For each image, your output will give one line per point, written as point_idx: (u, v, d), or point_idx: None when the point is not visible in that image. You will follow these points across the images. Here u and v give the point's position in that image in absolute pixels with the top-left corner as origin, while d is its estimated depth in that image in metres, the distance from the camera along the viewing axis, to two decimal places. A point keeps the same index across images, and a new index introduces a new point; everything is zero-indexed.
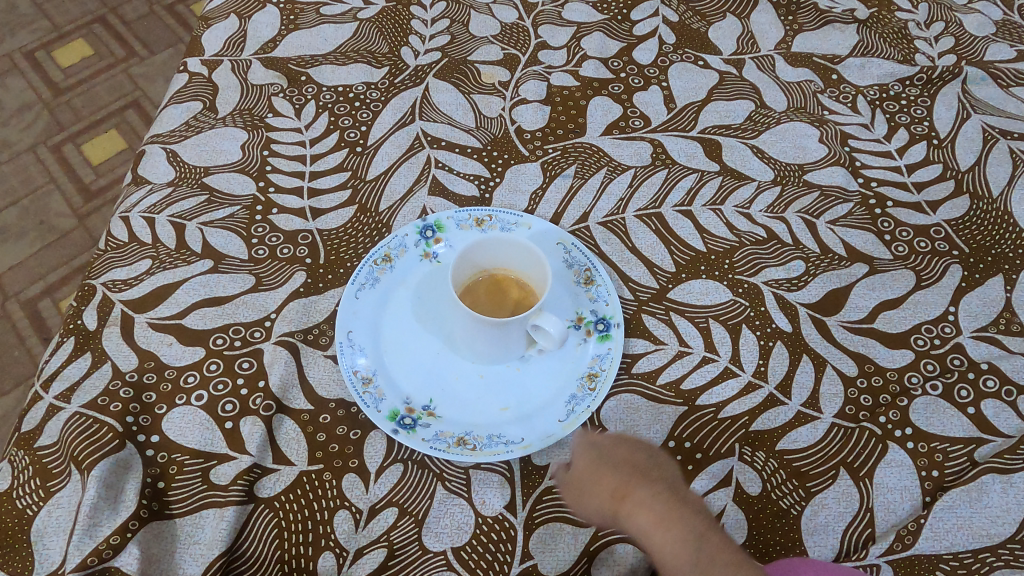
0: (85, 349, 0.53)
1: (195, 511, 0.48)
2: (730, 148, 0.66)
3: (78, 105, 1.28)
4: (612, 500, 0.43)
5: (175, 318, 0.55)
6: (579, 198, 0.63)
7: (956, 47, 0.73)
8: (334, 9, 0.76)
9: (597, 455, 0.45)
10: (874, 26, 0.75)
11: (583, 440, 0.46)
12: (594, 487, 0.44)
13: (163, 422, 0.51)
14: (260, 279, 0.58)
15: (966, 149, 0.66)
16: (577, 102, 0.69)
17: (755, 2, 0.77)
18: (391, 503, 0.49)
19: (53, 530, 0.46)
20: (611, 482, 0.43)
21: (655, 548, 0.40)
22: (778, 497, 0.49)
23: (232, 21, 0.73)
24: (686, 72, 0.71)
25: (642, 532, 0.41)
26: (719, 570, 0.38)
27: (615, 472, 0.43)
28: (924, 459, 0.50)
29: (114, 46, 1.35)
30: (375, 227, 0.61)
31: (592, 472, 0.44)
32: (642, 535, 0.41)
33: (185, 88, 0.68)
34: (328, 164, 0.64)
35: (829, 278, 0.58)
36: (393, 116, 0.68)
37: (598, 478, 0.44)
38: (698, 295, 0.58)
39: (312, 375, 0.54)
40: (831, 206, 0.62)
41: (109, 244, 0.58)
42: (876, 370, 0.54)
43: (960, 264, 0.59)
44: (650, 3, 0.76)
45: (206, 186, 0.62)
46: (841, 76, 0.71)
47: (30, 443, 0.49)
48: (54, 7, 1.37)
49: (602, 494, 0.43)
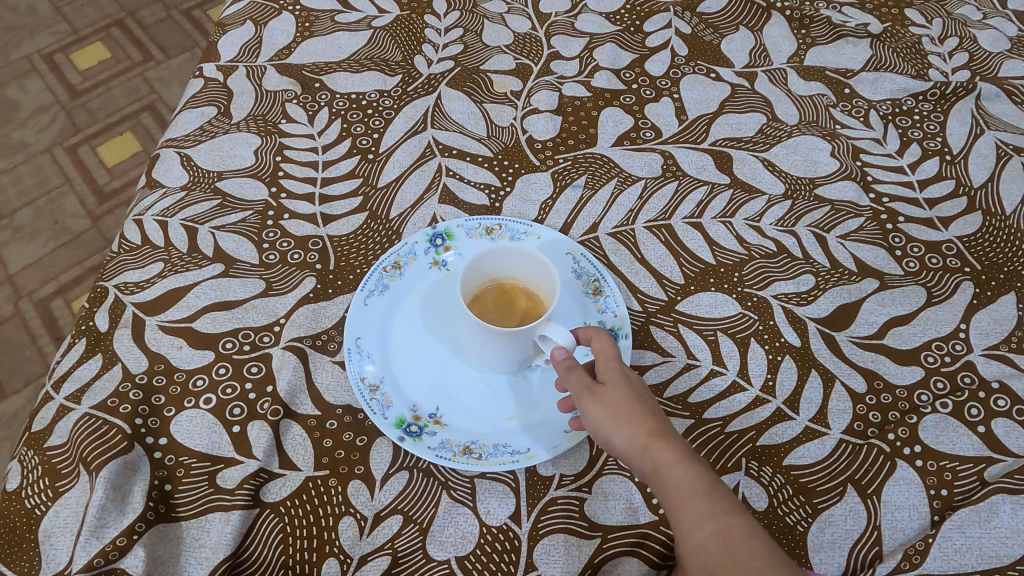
0: (97, 350, 0.54)
1: (201, 514, 0.48)
2: (741, 161, 0.66)
3: (95, 107, 1.29)
4: (647, 430, 0.41)
5: (185, 322, 0.55)
6: (589, 209, 0.63)
7: (970, 63, 0.73)
8: (348, 17, 0.76)
9: (636, 390, 0.44)
10: (887, 40, 0.75)
11: (623, 366, 0.45)
12: (630, 412, 0.42)
13: (171, 425, 0.51)
14: (270, 284, 0.58)
15: (979, 165, 0.66)
16: (588, 112, 0.69)
17: (768, 15, 0.77)
18: (396, 510, 0.49)
19: (61, 530, 0.46)
20: (649, 416, 0.42)
21: (671, 487, 0.39)
22: (785, 513, 0.48)
23: (247, 28, 0.74)
24: (698, 85, 0.71)
25: (668, 466, 0.39)
26: (725, 530, 0.37)
27: (653, 415, 0.42)
28: (933, 478, 0.49)
29: (131, 50, 1.36)
30: (386, 234, 0.61)
31: (630, 398, 0.43)
32: (668, 471, 0.39)
33: (200, 93, 0.69)
34: (339, 170, 0.65)
35: (839, 292, 0.58)
36: (405, 124, 0.68)
37: (636, 407, 0.42)
38: (707, 307, 0.57)
39: (320, 381, 0.54)
40: (842, 221, 0.62)
41: (122, 246, 0.59)
42: (885, 386, 0.53)
43: (972, 281, 0.59)
44: (663, 15, 0.77)
45: (218, 190, 0.63)
46: (854, 90, 0.71)
47: (40, 443, 0.49)
48: (74, 11, 1.40)
49: (634, 420, 0.42)
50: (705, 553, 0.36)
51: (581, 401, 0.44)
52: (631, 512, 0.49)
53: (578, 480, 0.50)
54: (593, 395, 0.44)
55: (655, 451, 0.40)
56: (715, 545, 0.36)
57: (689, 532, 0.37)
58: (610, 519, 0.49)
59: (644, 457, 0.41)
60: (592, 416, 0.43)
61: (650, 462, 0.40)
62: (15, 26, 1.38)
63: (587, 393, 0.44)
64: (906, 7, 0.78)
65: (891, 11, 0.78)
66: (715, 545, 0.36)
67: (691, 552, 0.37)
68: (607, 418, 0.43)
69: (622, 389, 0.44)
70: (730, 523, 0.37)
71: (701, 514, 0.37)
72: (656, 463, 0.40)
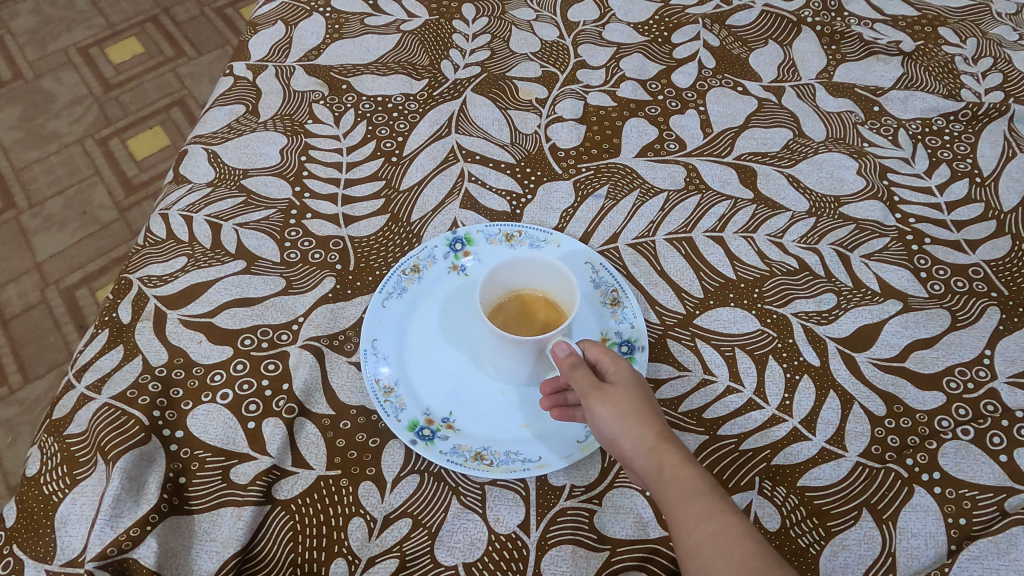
0: (119, 342, 0.55)
1: (214, 509, 0.48)
2: (766, 176, 0.65)
3: (126, 101, 1.32)
4: (654, 433, 0.42)
5: (206, 316, 0.56)
6: (610, 219, 0.63)
7: (1004, 84, 0.72)
8: (378, 20, 0.77)
9: (644, 394, 0.45)
10: (919, 58, 0.74)
11: (632, 371, 0.46)
12: (638, 413, 0.43)
13: (188, 418, 0.52)
14: (290, 282, 0.58)
15: (1009, 189, 0.65)
16: (613, 122, 0.69)
17: (798, 30, 0.76)
18: (405, 513, 0.49)
19: (76, 517, 0.47)
20: (656, 421, 0.43)
21: (674, 487, 0.39)
22: (797, 534, 0.48)
23: (279, 28, 0.75)
24: (724, 98, 0.71)
25: (672, 468, 0.40)
26: (726, 531, 0.37)
27: (659, 421, 0.43)
28: (951, 506, 0.48)
29: (164, 46, 1.39)
30: (406, 237, 0.61)
31: (637, 399, 0.44)
32: (672, 472, 0.40)
33: (229, 91, 0.70)
34: (363, 172, 0.65)
35: (861, 312, 0.57)
36: (429, 128, 0.68)
37: (645, 412, 0.43)
38: (726, 323, 0.57)
39: (335, 381, 0.54)
40: (867, 240, 0.61)
41: (147, 240, 0.60)
42: (905, 411, 0.52)
43: (998, 306, 0.57)
44: (692, 27, 0.76)
45: (244, 188, 0.63)
46: (883, 108, 0.70)
47: (60, 430, 0.50)
48: (111, 6, 1.43)
49: (640, 420, 0.43)
50: (703, 554, 0.37)
51: (587, 396, 0.44)
52: (641, 526, 0.49)
53: (588, 492, 0.50)
54: (600, 392, 0.44)
55: (661, 453, 0.41)
56: (714, 545, 0.37)
57: (688, 532, 0.38)
58: (619, 532, 0.48)
59: (649, 457, 0.41)
60: (596, 414, 0.44)
61: (654, 462, 0.41)
62: (54, 19, 1.41)
63: (595, 390, 0.44)
64: (939, 25, 0.77)
65: (924, 29, 0.77)
66: (715, 545, 0.37)
67: (689, 553, 0.37)
68: (613, 417, 0.43)
69: (629, 390, 0.44)
70: (729, 524, 0.37)
71: (702, 513, 0.38)
72: (661, 464, 0.41)
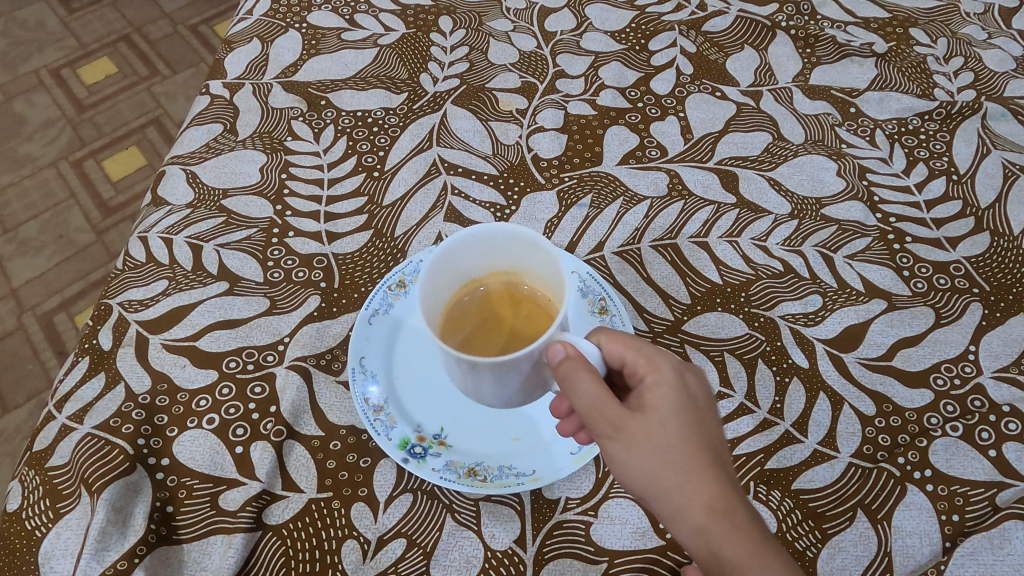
0: (100, 369, 0.53)
1: (203, 537, 0.48)
2: (747, 180, 0.65)
3: (101, 121, 1.30)
4: (701, 497, 0.39)
5: (189, 340, 0.55)
6: (595, 227, 0.63)
7: (976, 82, 0.73)
8: (355, 35, 0.77)
9: (688, 438, 0.40)
10: (892, 59, 0.75)
11: (672, 410, 0.40)
12: (683, 475, 0.39)
13: (174, 445, 0.51)
14: (275, 302, 0.58)
15: (986, 185, 0.66)
16: (594, 130, 0.69)
17: (773, 34, 0.77)
18: (399, 534, 0.48)
19: (61, 552, 0.46)
20: (702, 480, 0.39)
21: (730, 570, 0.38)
22: (793, 538, 0.48)
23: (255, 45, 0.75)
24: (703, 103, 0.71)
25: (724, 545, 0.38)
26: None
27: (705, 477, 0.39)
28: (944, 503, 0.49)
29: (138, 65, 1.37)
30: (391, 253, 0.61)
31: (679, 456, 0.39)
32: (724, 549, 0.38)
33: (205, 111, 0.69)
34: (345, 188, 0.65)
35: (847, 313, 0.58)
36: (410, 142, 0.68)
37: (689, 469, 0.39)
38: (714, 328, 0.57)
39: (323, 401, 0.53)
40: (849, 240, 0.62)
41: (127, 264, 0.59)
42: (894, 409, 0.53)
43: (980, 302, 0.58)
44: (669, 34, 0.77)
45: (224, 208, 0.63)
46: (859, 109, 0.71)
47: (41, 463, 0.49)
48: (82, 26, 1.41)
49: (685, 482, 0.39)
50: None
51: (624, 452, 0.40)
52: (638, 536, 0.48)
53: (584, 503, 0.50)
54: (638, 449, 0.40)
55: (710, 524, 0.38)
56: None
57: None
58: (616, 543, 0.48)
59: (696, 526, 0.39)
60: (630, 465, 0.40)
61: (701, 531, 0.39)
62: (24, 41, 1.39)
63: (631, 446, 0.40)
64: (911, 26, 0.78)
65: (895, 30, 0.78)
66: None
67: None
68: (654, 477, 0.40)
69: (669, 439, 0.40)
70: None
71: None
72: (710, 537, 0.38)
